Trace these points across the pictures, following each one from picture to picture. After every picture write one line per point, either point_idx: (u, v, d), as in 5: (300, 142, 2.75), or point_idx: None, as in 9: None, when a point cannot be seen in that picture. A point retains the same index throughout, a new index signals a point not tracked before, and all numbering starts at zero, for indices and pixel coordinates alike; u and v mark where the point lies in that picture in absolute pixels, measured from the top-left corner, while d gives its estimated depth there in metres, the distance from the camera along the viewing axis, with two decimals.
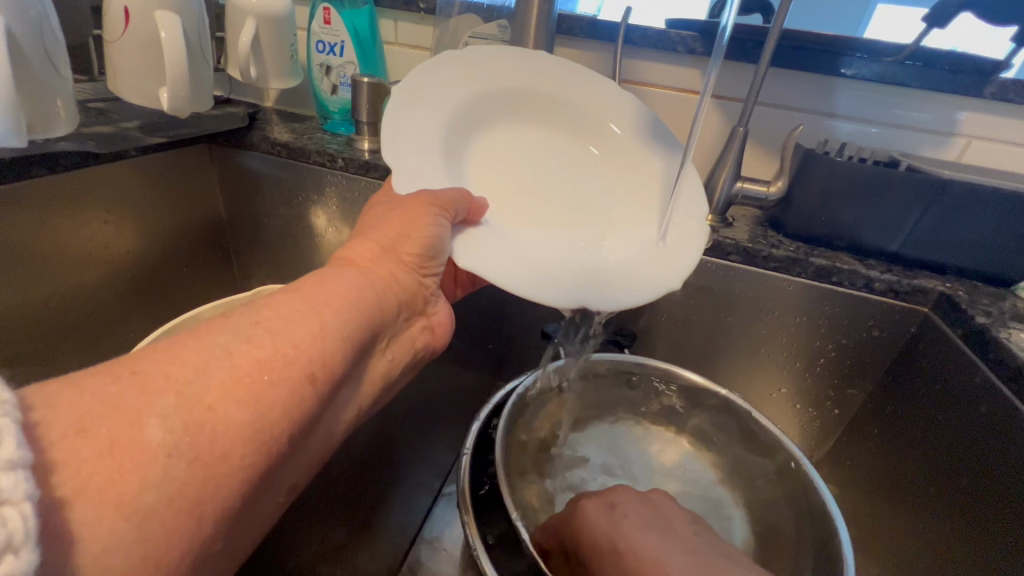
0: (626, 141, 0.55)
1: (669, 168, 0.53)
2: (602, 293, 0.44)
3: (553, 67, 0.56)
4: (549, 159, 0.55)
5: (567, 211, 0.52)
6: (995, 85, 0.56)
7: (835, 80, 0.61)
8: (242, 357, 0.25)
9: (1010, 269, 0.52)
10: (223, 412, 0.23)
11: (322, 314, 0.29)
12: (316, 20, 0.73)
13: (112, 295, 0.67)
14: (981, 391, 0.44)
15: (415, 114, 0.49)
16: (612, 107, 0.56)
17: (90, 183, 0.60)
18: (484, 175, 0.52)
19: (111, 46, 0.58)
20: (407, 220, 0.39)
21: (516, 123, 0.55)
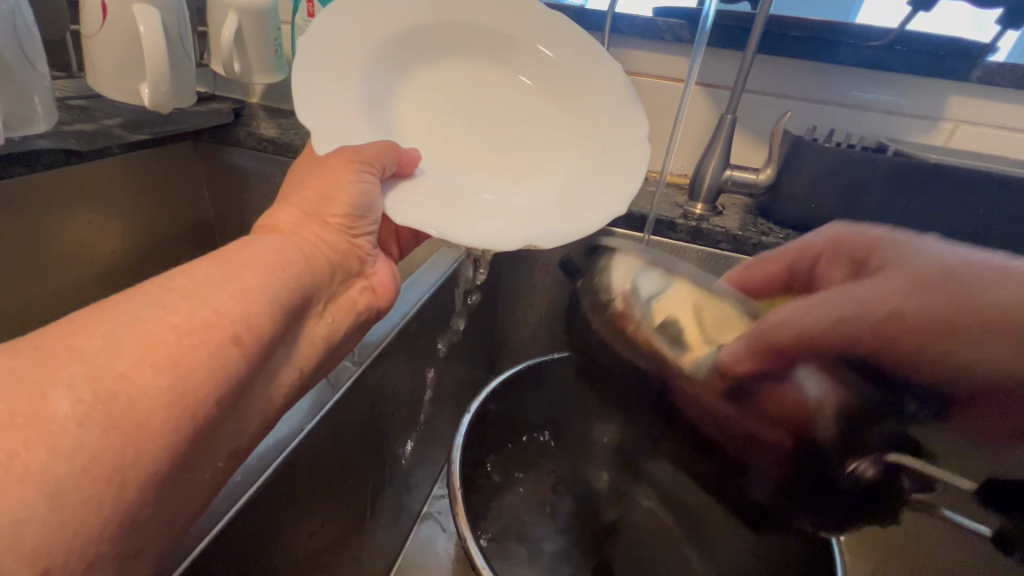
0: (562, 69, 0.51)
1: (620, 111, 0.50)
2: (548, 229, 0.42)
3: None
4: (483, 96, 0.51)
5: (509, 156, 0.48)
6: (980, 69, 0.56)
7: (825, 67, 0.61)
8: (155, 322, 0.24)
9: None
10: (135, 378, 0.22)
11: (242, 277, 0.28)
12: (300, 13, 0.72)
13: (97, 293, 0.66)
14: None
15: (314, 62, 0.43)
16: (538, 31, 0.51)
17: (70, 185, 0.59)
18: (415, 124, 0.48)
19: (89, 42, 0.58)
20: (328, 179, 0.38)
21: (442, 58, 0.50)
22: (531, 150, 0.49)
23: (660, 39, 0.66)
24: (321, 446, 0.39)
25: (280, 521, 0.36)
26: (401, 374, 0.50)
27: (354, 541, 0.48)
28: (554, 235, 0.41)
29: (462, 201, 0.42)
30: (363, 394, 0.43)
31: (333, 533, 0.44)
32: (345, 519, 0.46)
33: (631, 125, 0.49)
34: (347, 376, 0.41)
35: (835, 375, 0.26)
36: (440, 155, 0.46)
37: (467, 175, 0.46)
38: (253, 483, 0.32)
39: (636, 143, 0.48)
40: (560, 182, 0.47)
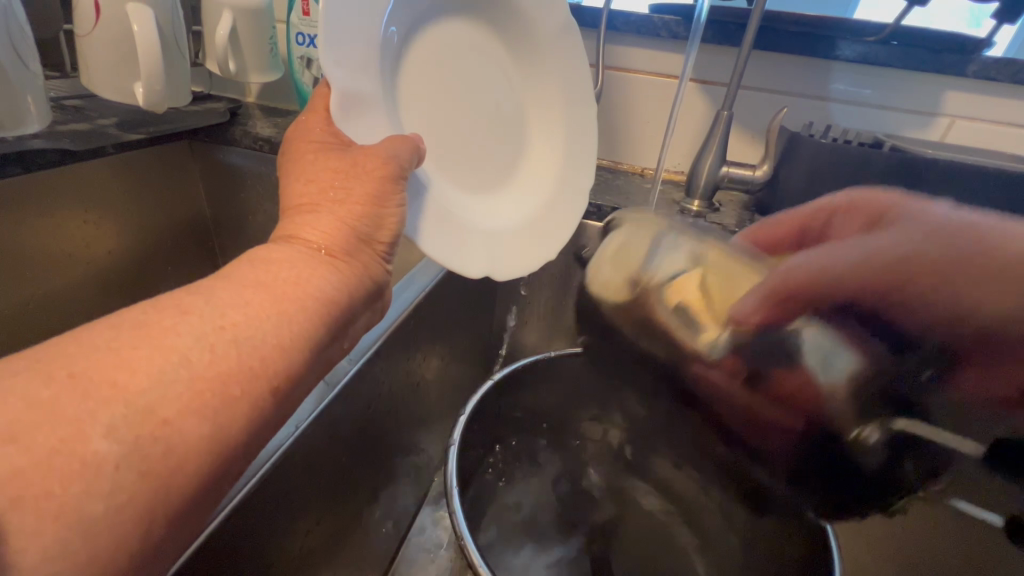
0: (550, 85, 0.55)
1: (590, 149, 0.55)
2: (504, 260, 0.47)
3: None
4: (479, 79, 0.49)
5: (482, 155, 0.50)
6: (976, 64, 0.56)
7: (826, 63, 0.60)
8: (204, 366, 0.24)
9: None
10: (178, 424, 0.22)
11: (293, 320, 0.28)
12: (294, 12, 0.72)
13: (96, 292, 0.66)
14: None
15: (349, 5, 0.36)
16: (552, 37, 0.53)
17: (66, 183, 0.59)
18: (415, 84, 0.43)
19: (83, 41, 0.58)
20: (374, 192, 0.35)
21: (452, 15, 0.47)
22: (500, 161, 0.52)
23: (656, 36, 0.65)
24: (318, 450, 0.39)
25: (276, 521, 0.36)
26: (399, 373, 0.50)
27: (352, 542, 0.48)
28: (500, 268, 0.47)
29: (447, 207, 0.44)
30: (357, 395, 0.43)
31: (330, 531, 0.44)
32: (341, 516, 0.45)
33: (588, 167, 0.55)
34: (342, 372, 0.41)
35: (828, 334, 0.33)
36: (433, 138, 0.45)
37: (451, 173, 0.47)
38: (247, 482, 0.32)
39: (583, 188, 0.55)
40: (514, 204, 0.52)
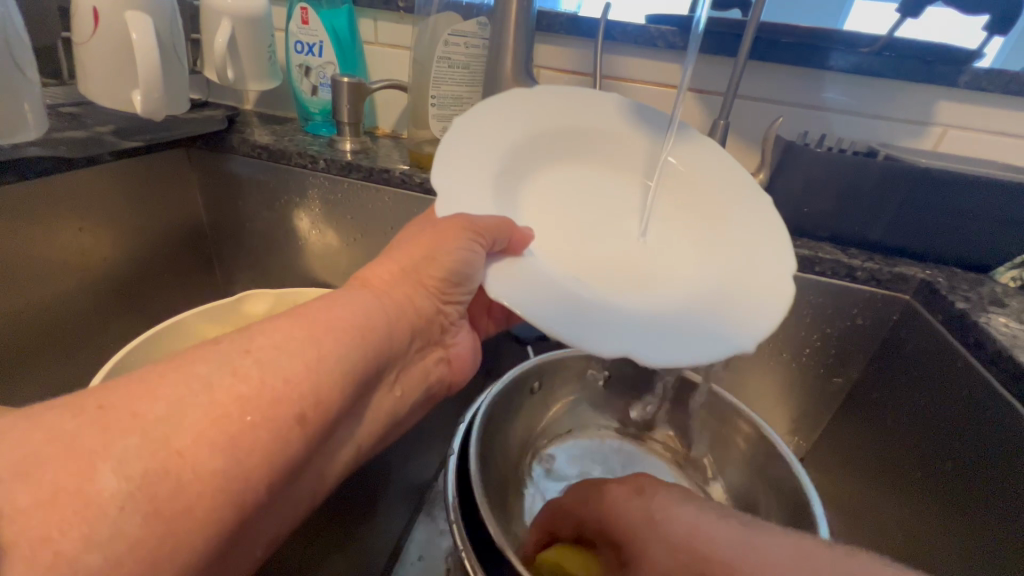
0: (704, 190, 0.52)
1: (736, 204, 0.50)
2: (660, 347, 0.39)
3: (616, 108, 0.54)
4: (586, 190, 0.52)
5: (621, 257, 0.48)
6: (968, 74, 0.56)
7: (820, 73, 0.61)
8: (222, 393, 0.26)
9: (988, 255, 0.53)
10: (193, 456, 0.23)
11: (319, 344, 0.30)
12: (294, 20, 0.72)
13: (94, 303, 0.66)
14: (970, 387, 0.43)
15: (473, 151, 0.47)
16: (689, 153, 0.53)
17: (59, 193, 0.58)
18: (533, 211, 0.49)
19: (82, 50, 0.57)
20: (438, 240, 0.41)
21: (581, 166, 0.53)
22: (646, 264, 0.48)
23: (653, 46, 0.66)
24: None
25: None
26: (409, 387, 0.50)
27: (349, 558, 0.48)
28: (686, 356, 0.39)
29: (565, 290, 0.42)
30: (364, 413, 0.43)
31: None
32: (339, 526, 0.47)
33: (743, 214, 0.50)
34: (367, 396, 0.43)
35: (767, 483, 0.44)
36: (556, 249, 0.46)
37: (583, 269, 0.45)
38: None
39: (755, 240, 0.48)
40: (679, 293, 0.46)
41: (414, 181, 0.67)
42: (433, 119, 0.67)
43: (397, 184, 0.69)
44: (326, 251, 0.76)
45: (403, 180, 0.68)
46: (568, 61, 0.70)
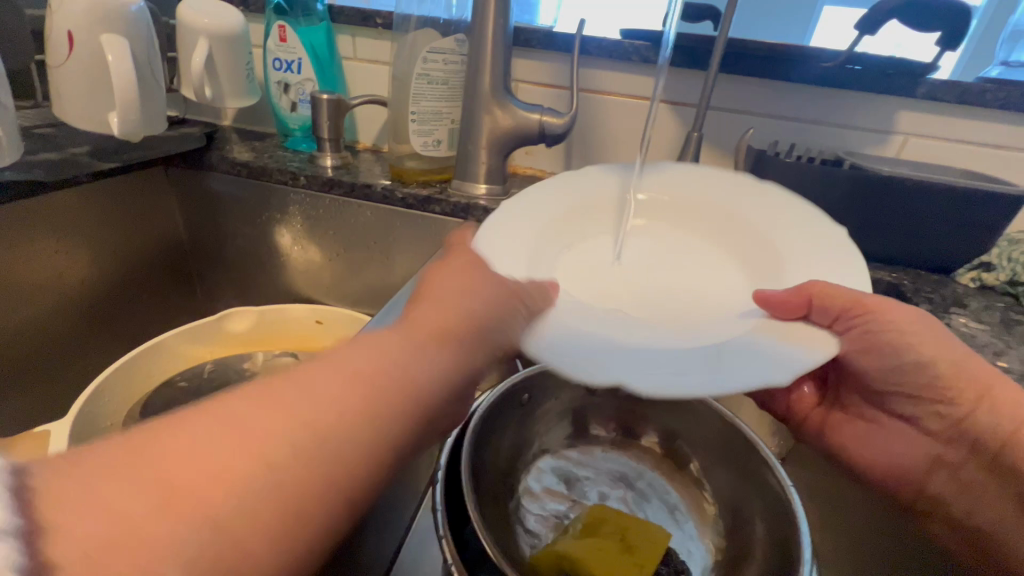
0: (774, 236, 0.47)
1: (789, 240, 0.46)
2: (672, 385, 0.36)
3: (676, 173, 0.52)
4: (639, 250, 0.49)
5: (663, 308, 0.44)
6: (924, 86, 0.59)
7: (787, 85, 0.63)
8: (286, 470, 0.23)
9: (950, 257, 0.56)
10: (252, 547, 0.21)
11: (376, 410, 0.26)
12: (271, 37, 0.73)
13: (73, 324, 0.65)
14: (899, 396, 0.44)
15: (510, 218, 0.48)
16: (755, 204, 0.49)
17: (33, 214, 0.58)
18: (576, 271, 0.47)
19: (55, 72, 0.57)
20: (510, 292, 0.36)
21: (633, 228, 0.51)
22: (692, 313, 0.44)
23: (627, 60, 0.68)
24: None
25: None
26: None
27: None
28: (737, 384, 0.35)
29: (599, 340, 0.40)
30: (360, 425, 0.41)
31: None
32: None
33: (795, 251, 0.46)
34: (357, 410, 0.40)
35: (756, 484, 0.44)
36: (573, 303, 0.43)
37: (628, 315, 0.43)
38: None
39: (816, 276, 0.44)
40: (721, 330, 0.42)
41: (396, 196, 0.68)
42: (412, 134, 0.68)
43: (379, 200, 0.69)
44: (308, 267, 0.76)
45: (385, 196, 0.69)
46: (546, 75, 0.72)
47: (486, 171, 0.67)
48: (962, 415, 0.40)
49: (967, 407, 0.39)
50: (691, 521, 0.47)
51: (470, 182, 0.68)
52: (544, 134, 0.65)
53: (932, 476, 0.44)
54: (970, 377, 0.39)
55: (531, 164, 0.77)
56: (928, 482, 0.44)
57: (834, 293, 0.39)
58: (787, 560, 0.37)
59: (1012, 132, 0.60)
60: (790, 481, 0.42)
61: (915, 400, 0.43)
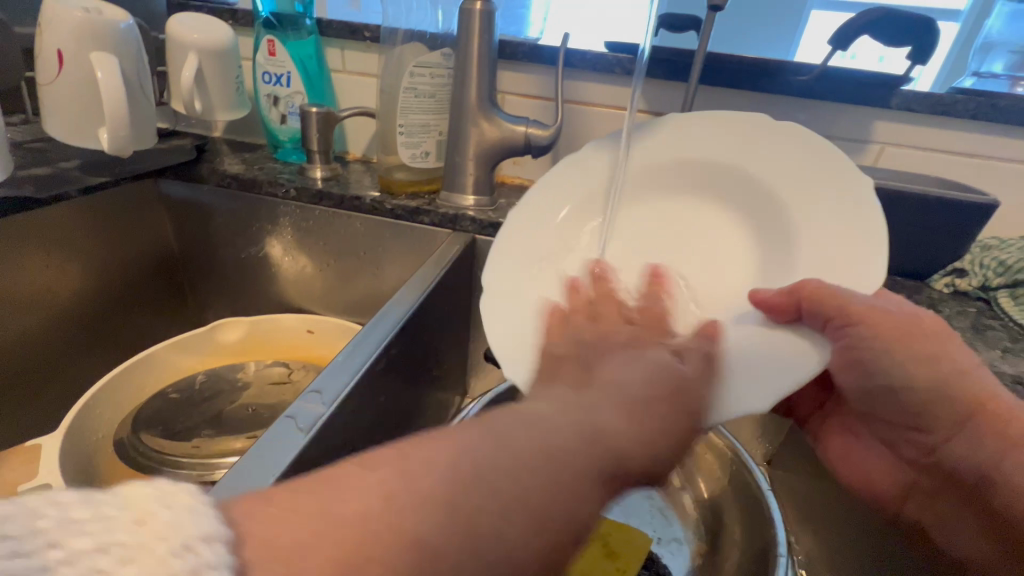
0: (791, 198, 0.42)
1: (806, 203, 0.41)
2: None
3: (680, 127, 0.47)
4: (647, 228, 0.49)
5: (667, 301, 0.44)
6: (898, 97, 0.61)
7: (765, 96, 0.65)
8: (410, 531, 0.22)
9: (926, 263, 0.57)
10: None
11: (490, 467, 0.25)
12: (261, 52, 0.74)
13: (64, 337, 0.65)
14: (889, 417, 0.44)
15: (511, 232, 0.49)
16: (773, 156, 0.43)
17: (23, 229, 0.59)
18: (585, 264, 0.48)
19: (45, 89, 0.58)
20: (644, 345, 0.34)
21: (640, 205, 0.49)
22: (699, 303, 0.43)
23: (611, 72, 0.69)
24: None
25: None
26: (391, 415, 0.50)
27: None
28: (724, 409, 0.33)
29: None
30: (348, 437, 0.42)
31: None
32: None
33: (807, 216, 0.41)
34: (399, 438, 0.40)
35: (737, 486, 0.45)
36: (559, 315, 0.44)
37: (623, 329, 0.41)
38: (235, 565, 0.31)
39: (831, 253, 0.39)
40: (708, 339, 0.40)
41: (385, 207, 0.70)
42: (401, 146, 0.69)
43: (368, 211, 0.71)
44: (299, 277, 0.77)
45: (374, 207, 0.70)
46: (532, 87, 0.73)
47: (474, 182, 0.68)
48: (938, 442, 0.41)
49: (944, 436, 0.40)
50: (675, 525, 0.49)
51: (457, 193, 0.69)
52: (530, 145, 0.66)
53: (909, 498, 0.46)
54: (947, 408, 0.39)
55: (518, 174, 0.79)
56: (905, 504, 0.47)
57: (828, 297, 0.35)
58: (764, 560, 0.38)
59: (984, 141, 0.62)
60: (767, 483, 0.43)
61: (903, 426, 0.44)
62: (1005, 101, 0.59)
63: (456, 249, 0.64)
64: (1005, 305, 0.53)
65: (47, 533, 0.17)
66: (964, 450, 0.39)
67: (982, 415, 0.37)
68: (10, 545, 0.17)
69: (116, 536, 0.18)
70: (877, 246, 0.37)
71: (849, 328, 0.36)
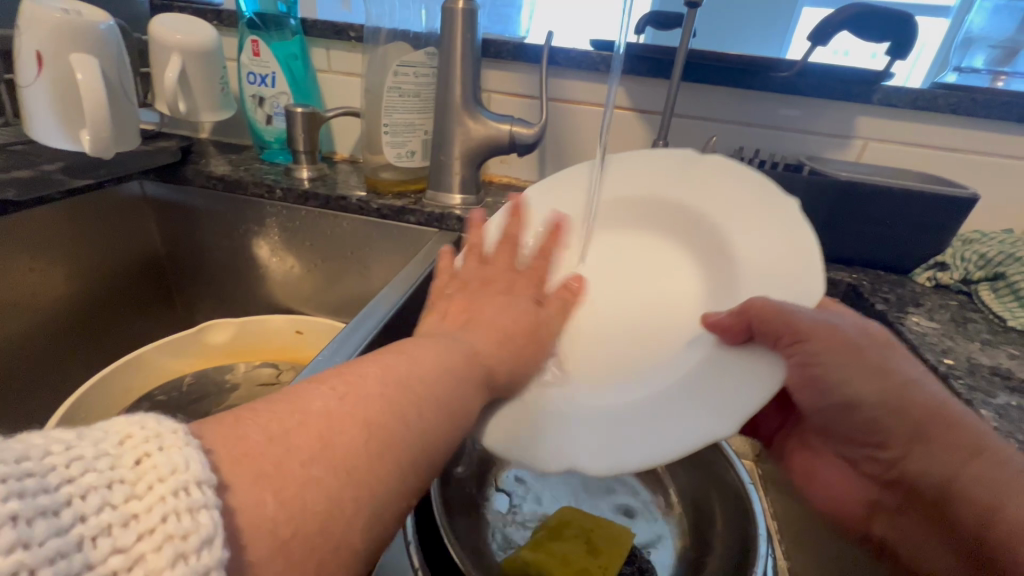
0: (733, 230, 0.41)
1: (744, 233, 0.40)
2: (614, 450, 0.35)
3: (662, 158, 0.46)
4: (630, 257, 0.48)
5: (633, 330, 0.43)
6: (879, 92, 0.61)
7: (749, 93, 0.65)
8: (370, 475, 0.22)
9: (908, 256, 0.58)
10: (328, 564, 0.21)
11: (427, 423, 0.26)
12: (245, 52, 0.74)
13: (50, 340, 0.65)
14: (840, 428, 0.43)
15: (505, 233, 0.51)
16: (727, 191, 0.42)
17: (7, 232, 0.59)
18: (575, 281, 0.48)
19: (24, 91, 0.58)
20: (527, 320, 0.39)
21: (628, 232, 0.48)
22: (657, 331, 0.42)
23: (595, 70, 0.69)
24: None
25: None
26: None
27: None
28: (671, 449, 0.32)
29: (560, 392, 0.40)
30: None
31: None
32: None
33: (741, 250, 0.40)
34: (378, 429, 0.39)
35: (719, 478, 0.46)
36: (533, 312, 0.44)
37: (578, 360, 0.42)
38: None
39: (758, 283, 0.38)
40: (662, 370, 0.39)
41: (372, 207, 0.70)
42: (385, 146, 0.69)
43: (354, 211, 0.71)
44: (286, 278, 0.76)
45: (360, 207, 0.70)
46: (517, 86, 0.73)
47: (459, 182, 0.68)
48: (897, 458, 0.39)
49: (898, 452, 0.39)
50: (661, 518, 0.49)
51: (443, 193, 0.69)
52: (515, 144, 0.66)
53: (875, 518, 0.45)
54: (900, 422, 0.37)
55: (505, 173, 0.79)
56: (873, 523, 0.45)
57: (772, 313, 0.34)
58: (744, 552, 0.39)
59: (965, 136, 0.62)
60: (747, 478, 0.43)
61: (853, 442, 0.43)
62: (985, 95, 0.60)
63: (442, 248, 0.64)
64: (985, 298, 0.53)
65: (60, 469, 0.17)
66: (923, 466, 0.37)
67: (939, 426, 0.36)
68: (31, 480, 0.16)
69: (122, 473, 0.18)
70: (812, 269, 0.35)
71: (799, 343, 0.35)
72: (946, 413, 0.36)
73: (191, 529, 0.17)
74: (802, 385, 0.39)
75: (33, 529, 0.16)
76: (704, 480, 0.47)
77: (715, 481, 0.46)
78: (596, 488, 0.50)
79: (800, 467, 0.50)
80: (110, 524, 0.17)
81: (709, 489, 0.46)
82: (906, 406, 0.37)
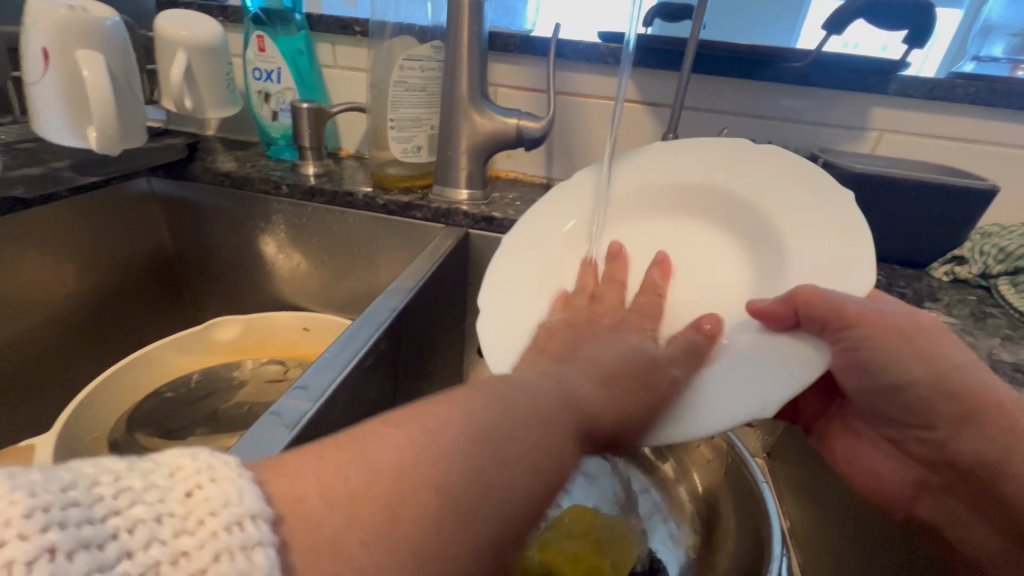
0: (780, 221, 0.40)
1: (794, 224, 0.39)
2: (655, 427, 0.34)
3: (698, 144, 0.45)
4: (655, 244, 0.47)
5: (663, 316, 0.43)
6: (895, 82, 0.60)
7: (760, 85, 0.64)
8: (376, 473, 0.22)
9: (926, 250, 0.56)
10: None
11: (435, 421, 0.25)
12: (250, 47, 0.73)
13: (60, 338, 0.65)
14: (887, 410, 0.42)
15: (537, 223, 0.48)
16: (770, 181, 0.41)
17: (16, 229, 0.59)
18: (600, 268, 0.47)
19: (32, 88, 0.58)
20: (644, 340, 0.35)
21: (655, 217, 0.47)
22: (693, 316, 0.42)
23: (604, 63, 0.68)
24: None
25: None
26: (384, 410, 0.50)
27: None
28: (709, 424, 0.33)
29: None
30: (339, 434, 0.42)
31: None
32: None
33: (791, 241, 0.39)
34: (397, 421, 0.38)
35: (732, 477, 0.45)
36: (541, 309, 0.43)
37: None
38: None
39: (812, 274, 0.38)
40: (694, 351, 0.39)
41: (378, 202, 0.69)
42: (392, 141, 0.68)
43: (361, 207, 0.70)
44: (294, 275, 0.76)
45: (367, 203, 0.70)
46: (524, 79, 0.72)
47: (466, 176, 0.67)
48: (945, 440, 0.39)
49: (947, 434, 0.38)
50: (672, 518, 0.48)
51: (450, 188, 0.68)
52: (522, 137, 0.65)
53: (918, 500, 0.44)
54: (950, 406, 0.37)
55: (512, 168, 0.78)
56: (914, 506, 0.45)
57: (818, 299, 0.34)
58: (757, 550, 0.38)
59: (983, 126, 0.61)
60: (761, 476, 0.42)
61: (899, 425, 0.42)
62: (1004, 84, 0.58)
63: (448, 243, 0.63)
64: (1006, 292, 0.52)
65: (108, 500, 0.17)
66: (972, 448, 0.37)
67: (990, 408, 0.35)
68: (75, 510, 0.16)
69: (171, 507, 0.17)
70: (862, 252, 0.36)
71: (846, 331, 0.35)
72: (998, 396, 0.35)
73: (246, 569, 0.16)
74: (846, 365, 0.39)
75: (72, 563, 0.15)
76: (717, 479, 0.47)
77: (729, 479, 0.45)
78: (606, 488, 0.50)
79: (839, 451, 0.50)
80: (159, 562, 0.16)
81: (721, 487, 0.46)
82: (954, 388, 0.36)
